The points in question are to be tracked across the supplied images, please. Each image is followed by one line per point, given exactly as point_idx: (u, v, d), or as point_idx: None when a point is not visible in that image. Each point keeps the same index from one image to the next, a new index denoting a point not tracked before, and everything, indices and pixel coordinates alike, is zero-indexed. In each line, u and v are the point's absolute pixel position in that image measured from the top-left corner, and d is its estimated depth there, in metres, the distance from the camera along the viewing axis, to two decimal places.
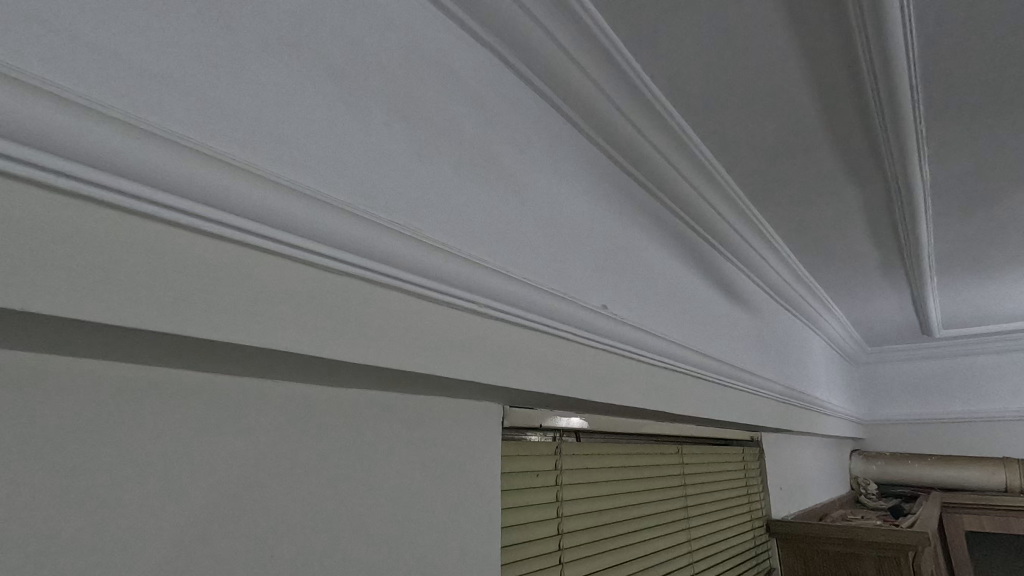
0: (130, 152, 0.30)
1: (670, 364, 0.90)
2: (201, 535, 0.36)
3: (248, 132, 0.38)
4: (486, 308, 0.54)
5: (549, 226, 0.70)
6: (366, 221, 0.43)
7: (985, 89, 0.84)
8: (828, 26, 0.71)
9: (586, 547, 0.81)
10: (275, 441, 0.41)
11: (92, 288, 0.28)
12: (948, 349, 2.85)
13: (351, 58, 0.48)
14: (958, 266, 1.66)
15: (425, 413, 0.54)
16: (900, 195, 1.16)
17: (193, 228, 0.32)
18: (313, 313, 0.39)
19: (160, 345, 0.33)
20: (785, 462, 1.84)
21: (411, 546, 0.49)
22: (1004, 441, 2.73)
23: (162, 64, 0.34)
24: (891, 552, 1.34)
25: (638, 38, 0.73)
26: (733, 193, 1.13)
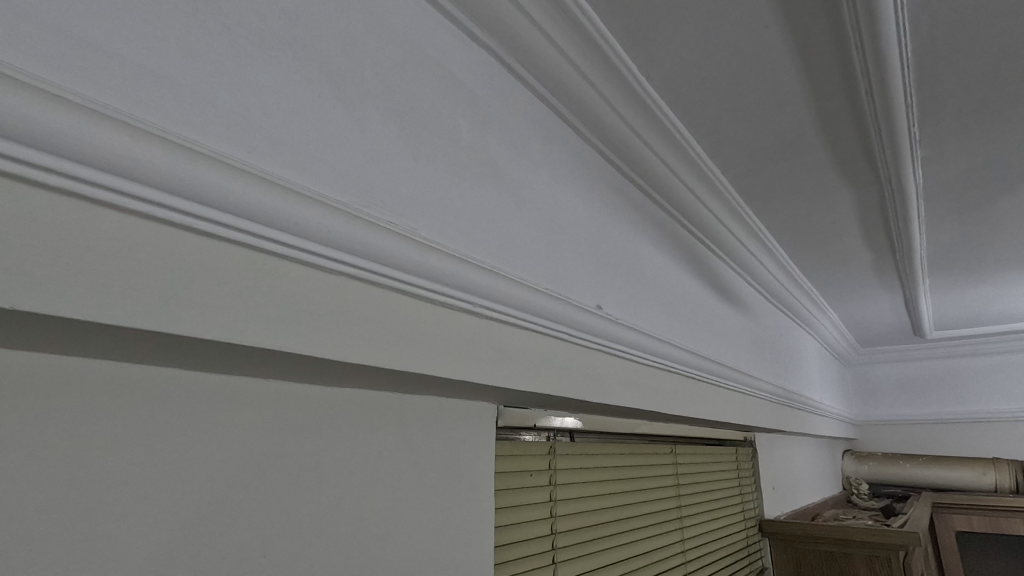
0: (190, 175, 0.33)
1: (672, 367, 0.93)
2: (246, 529, 0.39)
3: (286, 150, 0.40)
4: (506, 313, 0.56)
5: (559, 232, 0.73)
6: (397, 236, 0.45)
7: (976, 93, 0.88)
8: (827, 35, 0.74)
9: (579, 546, 0.83)
10: (309, 442, 0.44)
11: (161, 301, 0.31)
12: (938, 350, 2.90)
13: (381, 76, 0.51)
14: (948, 268, 1.71)
15: (439, 415, 0.57)
16: (893, 196, 1.20)
17: (244, 245, 0.35)
18: (350, 323, 0.41)
19: (214, 353, 0.35)
20: (777, 462, 1.88)
21: (426, 542, 0.52)
22: (991, 441, 2.80)
23: (210, 87, 0.37)
24: (881, 552, 1.39)
25: (644, 51, 0.76)
26: (730, 198, 1.16)
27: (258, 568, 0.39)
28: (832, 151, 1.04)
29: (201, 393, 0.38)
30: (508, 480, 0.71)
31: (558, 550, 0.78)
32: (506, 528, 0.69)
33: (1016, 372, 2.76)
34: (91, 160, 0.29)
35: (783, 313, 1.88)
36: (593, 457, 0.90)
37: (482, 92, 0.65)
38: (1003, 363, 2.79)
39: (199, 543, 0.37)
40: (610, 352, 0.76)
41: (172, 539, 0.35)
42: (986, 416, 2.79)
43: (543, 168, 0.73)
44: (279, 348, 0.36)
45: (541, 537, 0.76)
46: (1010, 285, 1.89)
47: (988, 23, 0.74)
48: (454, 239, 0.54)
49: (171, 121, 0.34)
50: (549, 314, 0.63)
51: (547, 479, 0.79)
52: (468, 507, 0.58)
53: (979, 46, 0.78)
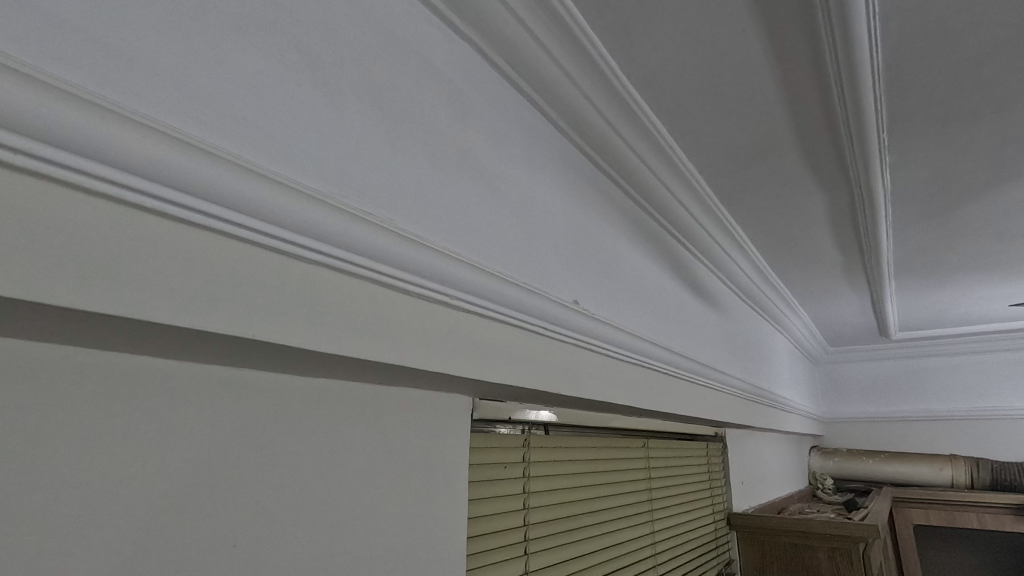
0: (165, 160, 0.32)
1: (646, 363, 0.95)
2: (214, 522, 0.39)
3: (262, 137, 0.40)
4: (482, 307, 0.57)
5: (538, 227, 0.73)
6: (375, 227, 0.45)
7: (942, 101, 0.91)
8: (801, 38, 0.76)
9: (551, 538, 0.84)
10: (284, 433, 0.44)
11: (133, 288, 0.31)
12: (902, 351, 3.00)
13: (361, 65, 0.51)
14: (914, 271, 1.76)
15: (412, 406, 0.57)
16: (862, 200, 1.23)
17: (217, 231, 0.35)
18: (327, 313, 0.41)
19: (184, 340, 0.35)
20: (747, 457, 1.93)
21: (397, 534, 0.52)
22: (948, 438, 2.91)
23: (181, 69, 0.36)
24: (842, 543, 1.43)
25: (625, 50, 0.77)
26: (707, 197, 1.19)
27: (228, 560, 0.39)
28: (805, 155, 1.06)
29: (172, 382, 0.38)
30: (483, 472, 0.72)
31: (530, 541, 0.79)
32: (479, 519, 0.70)
33: (974, 372, 2.87)
34: (58, 139, 0.28)
35: (756, 311, 1.92)
36: (567, 450, 0.91)
37: (463, 85, 0.65)
38: (964, 364, 2.89)
39: (167, 534, 0.36)
40: (586, 348, 0.77)
41: (136, 532, 0.35)
42: (945, 415, 2.90)
43: (521, 161, 0.73)
44: (251, 337, 0.36)
45: (514, 528, 0.76)
46: (972, 288, 1.96)
47: (955, 33, 0.76)
48: (431, 231, 0.54)
49: (144, 104, 0.33)
50: (526, 307, 0.64)
51: (521, 471, 0.80)
52: (441, 498, 0.58)
53: (946, 58, 0.81)
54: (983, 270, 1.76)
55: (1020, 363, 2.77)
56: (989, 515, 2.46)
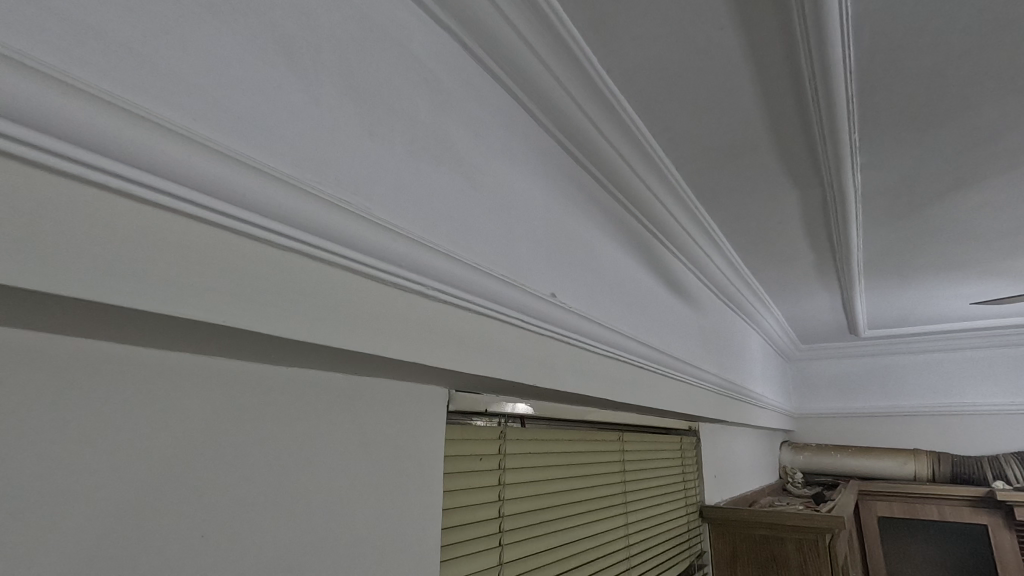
0: (136, 142, 0.32)
1: (622, 357, 0.96)
2: (183, 513, 0.38)
3: (238, 122, 0.39)
4: (459, 298, 0.57)
5: (516, 219, 0.73)
6: (352, 215, 0.45)
7: (911, 105, 0.93)
8: (777, 38, 0.77)
9: (526, 530, 0.85)
10: (256, 423, 0.43)
11: (103, 272, 0.30)
12: (870, 348, 3.09)
13: (338, 50, 0.50)
14: (882, 270, 1.81)
15: (387, 396, 0.56)
16: (833, 199, 1.26)
17: (187, 215, 0.34)
18: (301, 300, 0.41)
19: (155, 327, 0.34)
20: (720, 452, 1.96)
21: (370, 525, 0.52)
22: (911, 433, 3.01)
23: (152, 49, 0.35)
24: (810, 535, 1.47)
25: (605, 44, 0.77)
26: (684, 194, 1.20)
27: (196, 550, 0.38)
28: (779, 155, 1.08)
29: (138, 369, 0.37)
30: (458, 464, 0.72)
31: (505, 533, 0.80)
32: (454, 511, 0.70)
33: (937, 369, 2.97)
34: (19, 116, 0.27)
35: (730, 308, 1.96)
36: (543, 442, 0.92)
37: (442, 75, 0.64)
38: (928, 361, 2.99)
39: (131, 525, 0.35)
40: (562, 341, 0.78)
41: (97, 523, 0.34)
42: (910, 410, 2.99)
43: (500, 154, 0.73)
44: (225, 324, 0.35)
45: (489, 519, 0.77)
46: (937, 289, 2.03)
47: (924, 38, 0.78)
48: (409, 221, 0.54)
49: (114, 83, 0.32)
50: (502, 299, 0.64)
51: (497, 463, 0.80)
52: (415, 489, 0.58)
53: (916, 62, 0.83)
54: (947, 270, 1.82)
55: (979, 361, 2.87)
56: (949, 507, 2.58)
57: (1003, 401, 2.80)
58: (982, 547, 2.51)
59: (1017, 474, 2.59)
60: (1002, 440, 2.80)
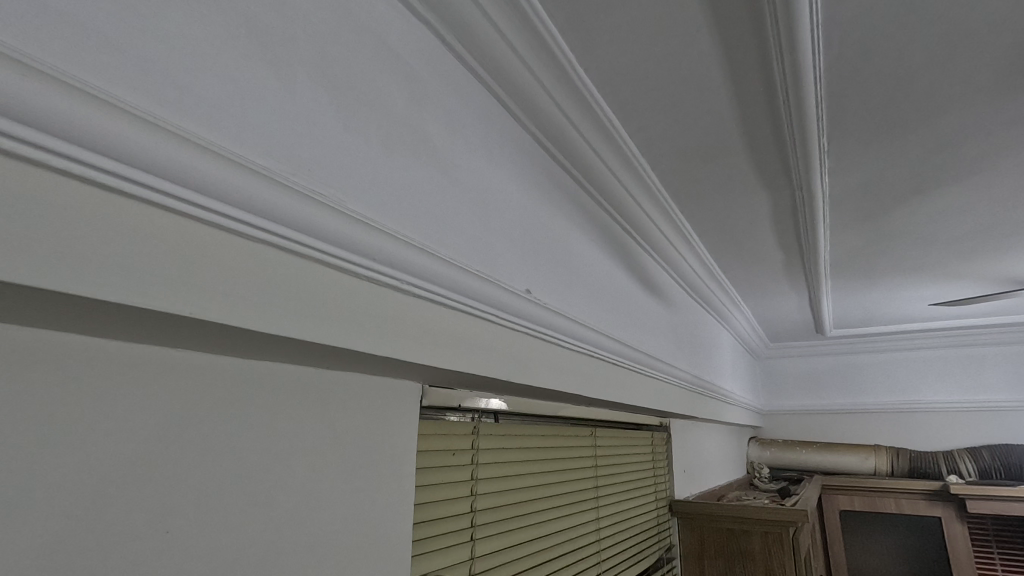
0: (105, 129, 0.31)
1: (595, 353, 0.98)
2: (149, 508, 0.37)
3: (210, 110, 0.38)
4: (435, 293, 0.57)
5: (492, 215, 0.73)
6: (324, 207, 0.44)
7: (878, 112, 0.96)
8: (751, 42, 0.78)
9: (497, 525, 0.85)
10: (226, 419, 0.42)
11: (71, 262, 0.29)
12: (836, 347, 3.18)
13: (314, 39, 0.49)
14: (848, 272, 1.87)
15: (359, 391, 0.56)
16: (802, 202, 1.29)
17: (154, 204, 0.33)
18: (273, 293, 0.40)
19: (123, 319, 0.33)
20: (690, 447, 2.00)
21: (342, 520, 0.51)
22: (873, 429, 3.11)
23: (121, 34, 0.34)
24: (775, 528, 1.51)
25: (583, 42, 0.78)
26: (658, 193, 1.22)
27: (160, 547, 0.38)
28: (751, 157, 1.11)
29: (106, 361, 0.36)
30: (431, 458, 0.72)
31: (477, 528, 0.80)
32: (426, 506, 0.70)
33: (898, 368, 3.07)
34: None
35: (702, 306, 2.00)
36: (516, 438, 0.92)
37: (420, 69, 0.64)
38: (890, 360, 3.09)
39: (97, 520, 0.35)
40: (536, 336, 0.78)
41: (61, 519, 0.33)
42: (872, 407, 3.09)
43: (477, 149, 0.73)
44: (197, 317, 0.35)
45: (461, 514, 0.77)
46: (899, 290, 2.10)
47: (890, 48, 0.81)
48: (385, 215, 0.53)
49: (82, 69, 0.32)
50: (477, 294, 0.64)
51: (470, 458, 0.80)
52: (387, 484, 0.58)
53: (882, 71, 0.86)
54: (908, 273, 1.89)
55: (937, 360, 2.99)
56: (906, 500, 2.68)
57: (958, 399, 2.91)
58: (936, 539, 2.61)
59: (968, 468, 2.72)
60: (957, 436, 2.92)
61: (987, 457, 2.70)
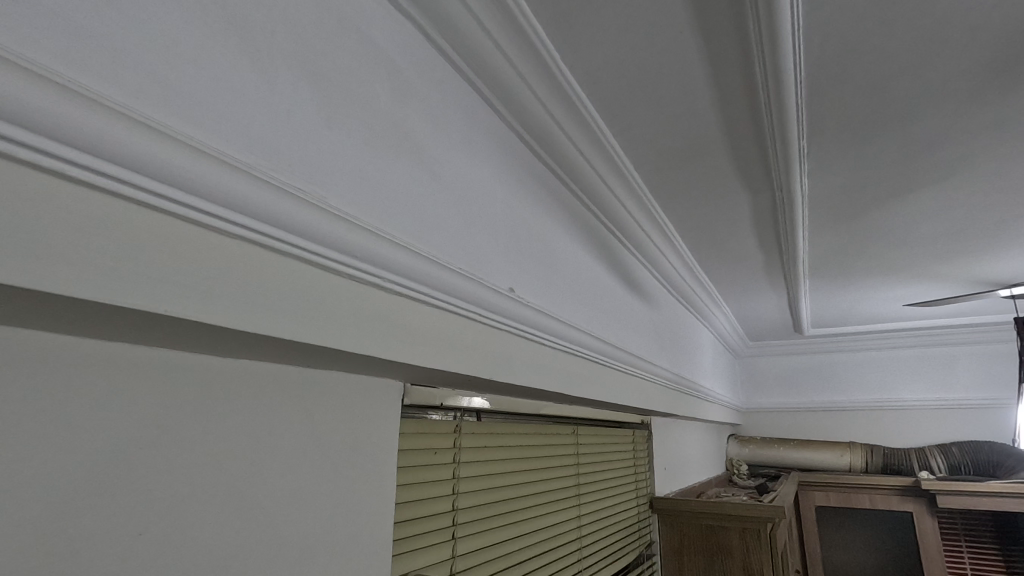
0: (78, 121, 0.30)
1: (577, 352, 0.98)
2: (122, 510, 0.36)
3: (188, 103, 0.37)
4: (417, 291, 0.56)
5: (475, 213, 0.73)
6: (306, 203, 0.43)
7: (856, 115, 0.97)
8: (733, 44, 0.79)
9: (479, 524, 0.85)
10: (203, 419, 0.42)
11: (41, 258, 0.28)
12: (813, 346, 3.24)
13: (294, 31, 0.48)
14: (826, 272, 1.90)
15: (340, 390, 0.55)
16: (782, 203, 1.31)
17: (126, 197, 0.32)
18: (251, 290, 0.39)
19: (96, 316, 0.33)
20: (671, 445, 2.02)
21: (321, 521, 0.51)
22: (848, 427, 3.17)
23: (94, 23, 0.33)
24: (753, 524, 1.53)
25: (567, 40, 0.78)
26: (641, 193, 1.23)
27: (131, 550, 0.37)
28: (733, 158, 1.12)
29: (78, 359, 0.35)
30: (412, 457, 0.71)
31: (458, 526, 0.80)
32: (407, 505, 0.70)
33: (873, 366, 3.14)
34: None
35: (683, 305, 2.01)
36: (498, 436, 0.92)
37: (403, 63, 0.63)
38: (865, 359, 3.16)
39: (68, 523, 0.34)
40: (519, 334, 0.78)
41: (30, 521, 0.32)
42: (847, 405, 3.15)
43: (460, 146, 0.73)
44: (174, 314, 0.34)
45: (442, 512, 0.76)
46: (875, 291, 2.14)
47: (868, 52, 0.82)
48: (367, 212, 0.53)
49: (54, 59, 0.31)
50: (460, 292, 0.64)
51: (452, 457, 0.80)
52: (368, 483, 0.57)
53: (861, 75, 0.87)
54: (883, 274, 1.93)
55: (909, 359, 3.06)
56: (879, 495, 2.73)
57: (930, 397, 2.98)
58: (908, 533, 2.67)
59: (939, 465, 2.79)
60: (928, 433, 2.99)
61: (957, 453, 2.78)
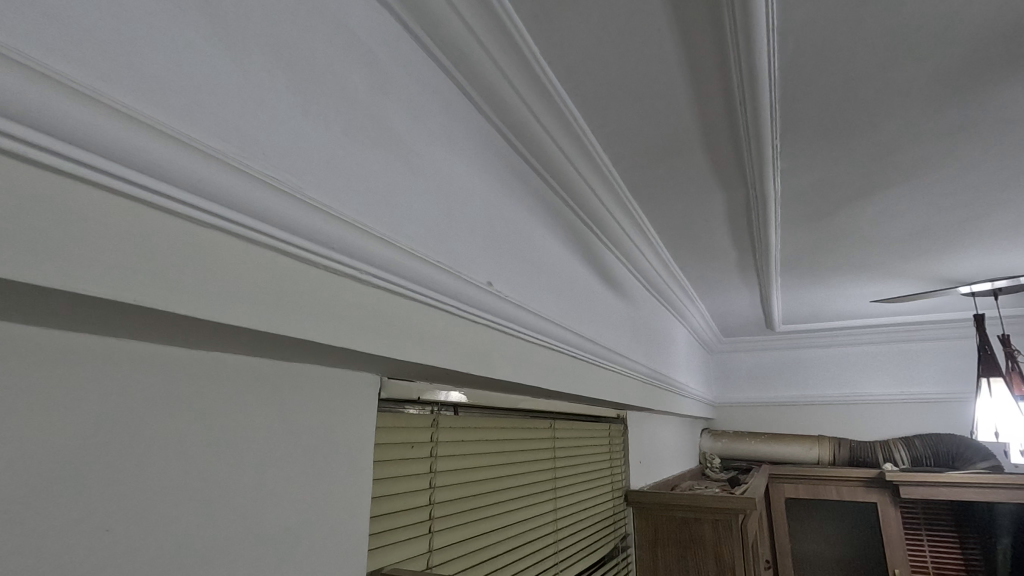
0: (49, 107, 0.29)
1: (554, 346, 0.98)
2: (93, 506, 0.36)
3: (162, 90, 0.37)
4: (393, 283, 0.56)
5: (453, 205, 0.73)
6: (283, 194, 0.43)
7: (827, 116, 1.00)
8: (710, 44, 0.80)
9: (455, 517, 0.85)
10: (177, 413, 0.41)
11: (11, 247, 0.28)
12: (784, 342, 3.31)
13: (270, 18, 0.48)
14: (797, 269, 1.95)
15: (315, 383, 0.54)
16: (755, 201, 1.34)
17: (96, 184, 0.31)
18: (222, 279, 0.38)
19: (67, 307, 0.32)
20: (646, 439, 2.05)
21: (297, 517, 0.50)
22: (817, 420, 3.26)
23: (64, 7, 0.32)
24: (725, 516, 1.56)
25: (546, 35, 0.78)
26: (619, 188, 1.24)
27: (100, 545, 0.36)
28: (708, 156, 1.14)
29: (48, 351, 0.34)
30: (389, 451, 0.71)
31: (435, 520, 0.80)
32: (384, 499, 0.70)
33: (841, 362, 3.23)
34: None
35: (659, 301, 2.04)
36: (475, 430, 0.92)
37: (381, 54, 0.63)
38: (834, 354, 3.25)
39: (38, 518, 0.33)
40: (495, 328, 0.78)
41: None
42: (816, 399, 3.24)
43: (439, 138, 0.72)
44: (149, 306, 0.33)
45: (418, 506, 0.76)
46: (844, 288, 2.20)
47: (837, 56, 0.84)
48: (344, 204, 0.52)
49: (23, 41, 0.30)
50: (437, 285, 0.64)
51: (429, 451, 0.80)
52: (344, 478, 0.57)
53: (833, 77, 0.89)
54: (852, 271, 1.98)
55: (875, 354, 3.16)
56: (845, 487, 2.82)
57: (895, 391, 3.08)
58: (872, 523, 2.76)
59: (902, 456, 2.89)
60: (893, 427, 3.09)
61: (920, 446, 2.87)
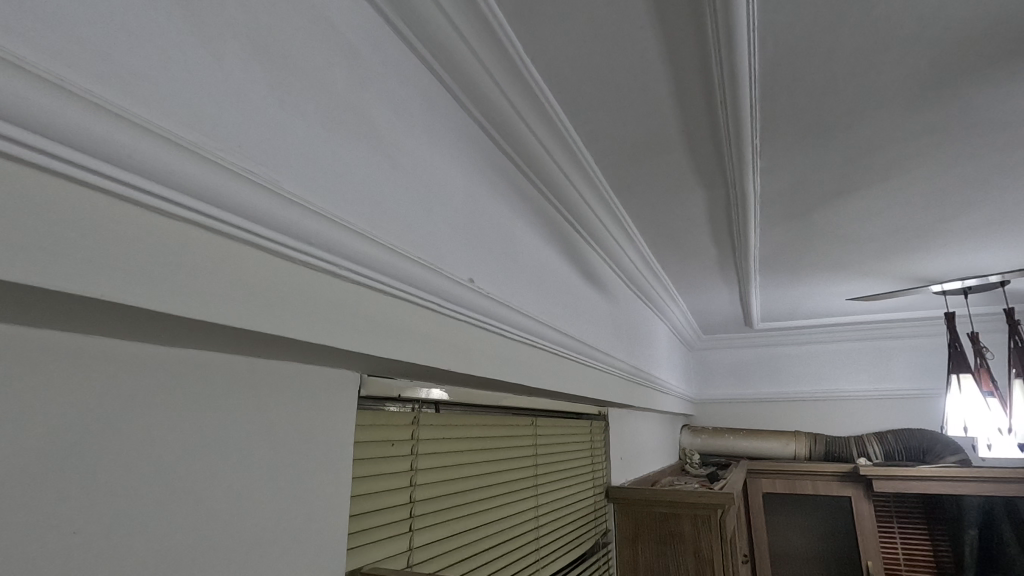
0: (16, 95, 0.28)
1: (535, 343, 0.98)
2: (60, 508, 0.35)
3: (135, 80, 0.35)
4: (374, 280, 0.55)
5: (434, 201, 0.72)
6: (262, 188, 0.42)
7: (806, 116, 1.01)
8: (692, 43, 0.81)
9: (436, 515, 0.85)
10: (150, 411, 0.40)
11: None
12: (762, 339, 3.36)
13: (248, 8, 0.47)
14: (775, 268, 1.98)
15: (294, 380, 0.53)
16: (735, 200, 1.35)
17: (65, 176, 0.30)
18: (198, 274, 0.37)
19: (36, 303, 0.31)
20: (626, 436, 2.06)
21: (275, 517, 0.49)
22: (794, 416, 3.32)
23: None
24: (704, 511, 1.59)
25: (530, 31, 0.78)
26: (601, 185, 1.25)
27: (68, 548, 0.35)
28: (689, 154, 1.14)
29: (14, 348, 0.33)
30: (369, 449, 0.70)
31: (416, 518, 0.80)
32: (363, 497, 0.69)
33: (817, 358, 3.29)
34: None
35: (640, 299, 2.06)
36: (456, 427, 0.92)
37: (362, 47, 0.62)
38: (810, 351, 3.31)
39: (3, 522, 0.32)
40: (477, 325, 0.78)
41: None
42: (793, 395, 3.29)
43: (420, 134, 0.72)
44: (122, 302, 0.32)
45: (399, 505, 0.76)
46: (821, 286, 2.24)
47: (817, 57, 0.85)
48: (324, 199, 0.51)
49: None
50: (418, 281, 0.63)
51: (409, 448, 0.79)
52: (323, 477, 0.56)
53: (812, 78, 0.90)
54: (828, 270, 2.02)
55: (849, 351, 3.23)
56: (820, 482, 2.87)
57: (868, 387, 3.15)
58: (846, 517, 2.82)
59: (875, 451, 2.96)
60: (866, 422, 3.16)
61: (892, 440, 2.95)
